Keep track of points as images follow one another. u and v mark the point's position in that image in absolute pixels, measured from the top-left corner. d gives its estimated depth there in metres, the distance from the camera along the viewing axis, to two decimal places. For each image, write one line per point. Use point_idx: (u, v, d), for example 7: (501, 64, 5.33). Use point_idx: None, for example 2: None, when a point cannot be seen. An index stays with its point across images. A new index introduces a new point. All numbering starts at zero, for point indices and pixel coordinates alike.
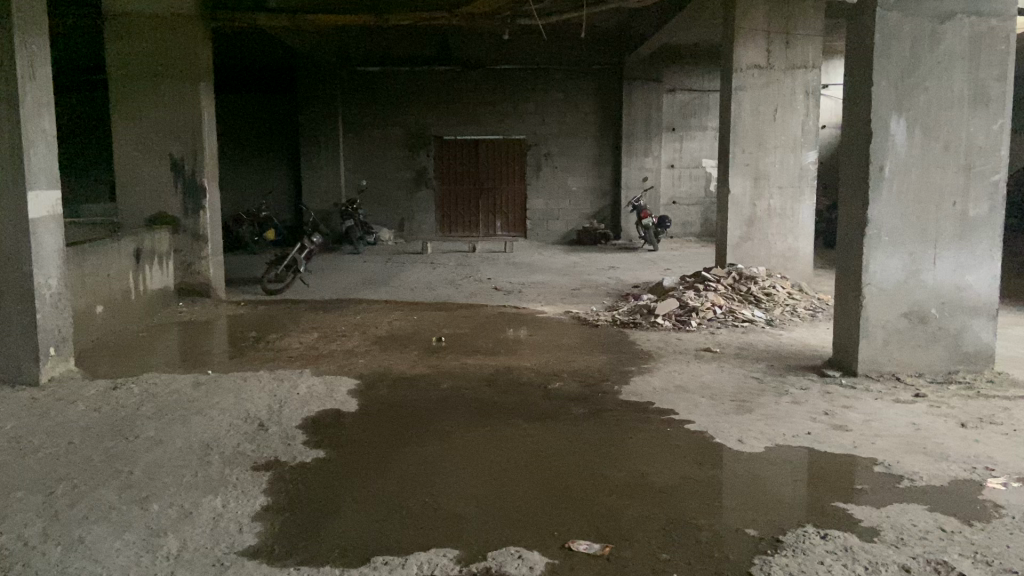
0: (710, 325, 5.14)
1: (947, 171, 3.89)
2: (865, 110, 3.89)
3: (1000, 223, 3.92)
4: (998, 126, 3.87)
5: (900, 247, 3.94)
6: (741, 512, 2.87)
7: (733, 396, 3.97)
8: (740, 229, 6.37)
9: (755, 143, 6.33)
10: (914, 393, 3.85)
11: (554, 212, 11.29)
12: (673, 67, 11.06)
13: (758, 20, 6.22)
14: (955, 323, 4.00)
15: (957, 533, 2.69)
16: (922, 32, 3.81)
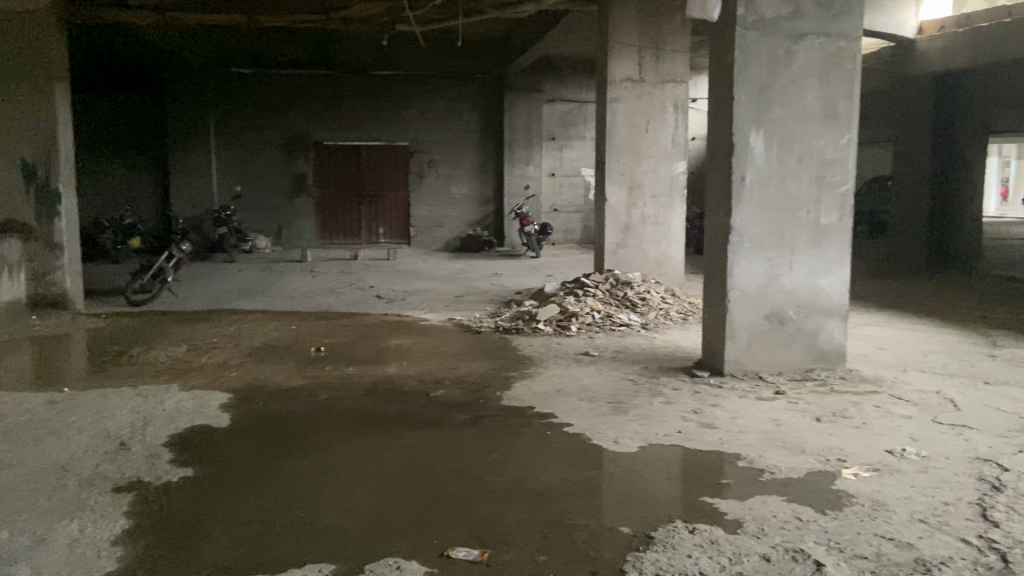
0: (589, 330, 5.28)
1: (802, 181, 4.15)
2: (727, 124, 4.11)
3: (849, 231, 4.22)
4: (847, 140, 4.16)
5: (761, 253, 4.18)
6: (616, 512, 2.96)
7: (610, 398, 4.09)
8: (617, 236, 6.59)
9: (630, 153, 6.56)
10: (774, 391, 4.09)
11: (438, 219, 11.29)
12: (554, 77, 11.30)
13: (630, 35, 6.46)
14: (810, 324, 4.27)
15: (812, 521, 2.87)
16: (778, 51, 4.06)
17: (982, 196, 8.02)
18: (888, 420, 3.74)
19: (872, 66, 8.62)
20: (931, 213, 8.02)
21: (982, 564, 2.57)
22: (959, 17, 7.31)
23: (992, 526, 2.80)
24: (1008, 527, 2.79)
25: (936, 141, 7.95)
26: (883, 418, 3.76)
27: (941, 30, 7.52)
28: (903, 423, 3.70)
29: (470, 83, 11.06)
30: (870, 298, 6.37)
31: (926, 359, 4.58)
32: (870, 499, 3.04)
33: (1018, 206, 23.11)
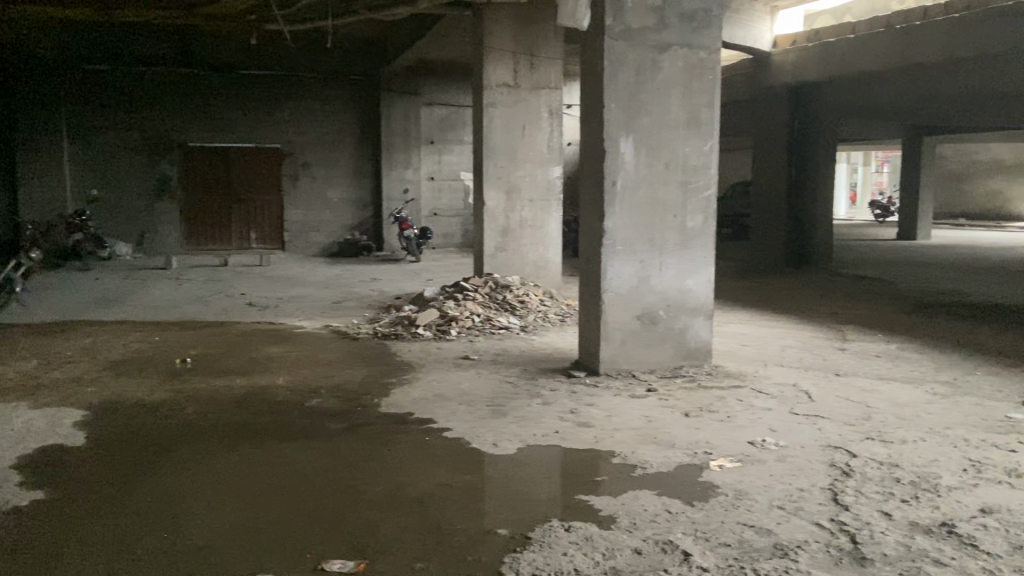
0: (469, 334, 5.29)
1: (669, 186, 4.32)
2: (599, 130, 4.23)
3: (713, 234, 4.43)
4: (709, 147, 4.36)
5: (633, 255, 4.32)
6: (493, 514, 2.97)
7: (488, 401, 4.12)
8: (496, 240, 6.65)
9: (507, 157, 6.63)
10: (646, 388, 4.24)
11: (314, 223, 11.05)
12: (434, 80, 11.29)
13: (504, 40, 6.55)
14: (679, 323, 4.45)
15: (681, 513, 2.99)
16: (645, 60, 4.21)
17: (832, 200, 8.61)
18: (750, 413, 3.94)
19: (732, 76, 9.08)
20: (787, 217, 8.55)
21: (834, 545, 2.75)
22: (809, 32, 7.81)
23: (842, 509, 3.01)
24: (856, 510, 3.00)
25: (791, 149, 8.46)
26: (746, 411, 3.96)
27: (794, 44, 8.01)
28: (764, 415, 3.91)
29: (346, 85, 10.97)
30: (733, 297, 6.71)
31: (783, 354, 4.86)
32: (734, 489, 3.20)
33: (865, 210, 25.00)
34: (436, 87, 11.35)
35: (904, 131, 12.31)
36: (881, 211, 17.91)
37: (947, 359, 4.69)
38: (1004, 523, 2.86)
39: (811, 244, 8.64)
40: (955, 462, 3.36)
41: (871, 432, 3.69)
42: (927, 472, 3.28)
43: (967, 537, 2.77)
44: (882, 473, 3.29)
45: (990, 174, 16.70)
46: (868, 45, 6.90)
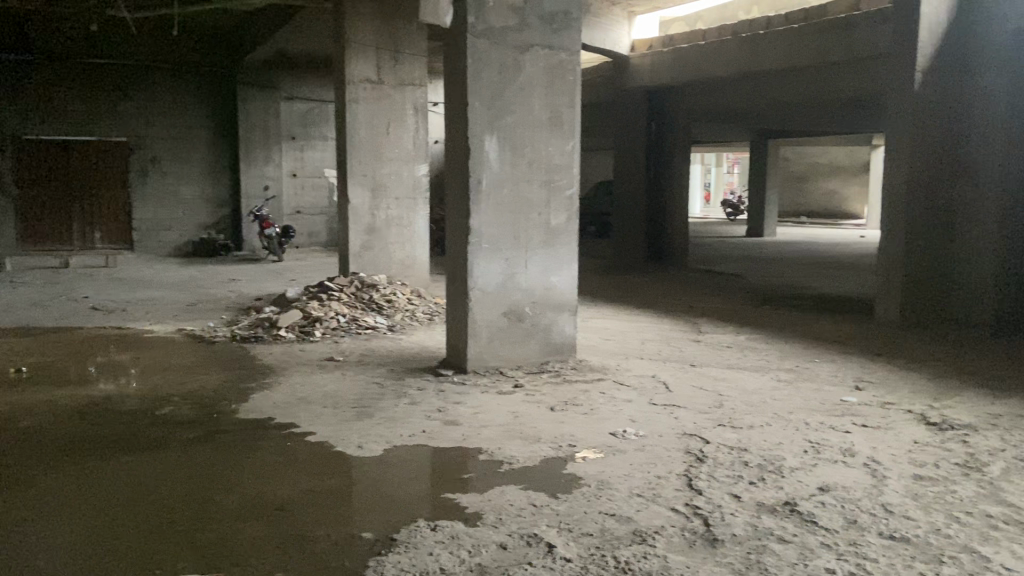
0: (333, 334, 5.18)
1: (533, 185, 4.39)
2: (463, 128, 4.24)
3: (575, 231, 4.53)
4: (571, 146, 4.46)
5: (499, 252, 4.35)
6: (359, 518, 2.92)
7: (354, 403, 4.04)
8: (361, 238, 6.53)
9: (372, 154, 6.53)
10: (514, 384, 4.29)
11: (166, 222, 10.49)
12: (294, 74, 10.94)
13: (366, 35, 6.46)
14: (545, 319, 4.53)
15: (545, 506, 3.04)
16: (507, 60, 4.25)
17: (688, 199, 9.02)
18: (611, 405, 4.07)
19: (594, 77, 9.35)
20: (645, 215, 8.90)
21: (689, 529, 2.87)
22: (665, 37, 8.13)
23: (696, 494, 3.15)
24: (709, 494, 3.15)
25: (649, 150, 8.81)
26: (608, 404, 4.08)
27: (651, 48, 8.28)
28: (625, 407, 4.05)
29: (195, 78, 10.49)
30: (596, 293, 6.90)
31: (643, 347, 5.05)
32: (596, 480, 3.29)
33: (717, 209, 26.50)
34: (296, 81, 11.01)
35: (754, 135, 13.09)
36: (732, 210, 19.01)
37: (789, 348, 5.02)
38: (839, 499, 3.09)
39: (669, 242, 9.03)
40: (797, 445, 3.59)
41: (723, 419, 3.89)
42: (773, 454, 3.50)
43: (807, 515, 2.97)
44: (733, 457, 3.48)
45: (827, 176, 18.08)
46: (719, 52, 7.27)
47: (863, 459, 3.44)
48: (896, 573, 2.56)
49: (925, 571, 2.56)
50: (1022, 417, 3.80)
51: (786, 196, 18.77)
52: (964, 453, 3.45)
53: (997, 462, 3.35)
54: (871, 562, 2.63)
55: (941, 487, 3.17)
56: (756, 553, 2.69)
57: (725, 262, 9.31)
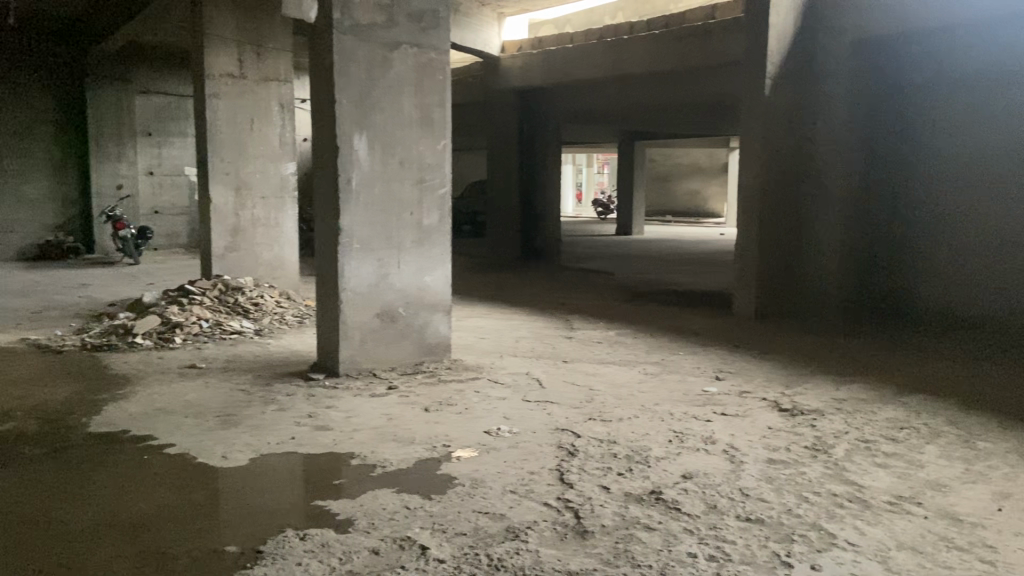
0: (196, 340, 4.94)
1: (404, 184, 4.35)
2: (330, 125, 4.14)
3: (448, 230, 4.53)
4: (442, 146, 4.45)
5: (370, 253, 4.28)
6: (224, 531, 2.79)
7: (218, 411, 3.87)
8: (225, 239, 6.28)
9: (235, 152, 6.29)
10: (387, 386, 4.23)
11: (7, 224, 9.69)
12: (148, 67, 10.40)
13: (226, 29, 6.22)
14: (418, 319, 4.50)
15: (418, 508, 3.02)
16: (375, 58, 4.19)
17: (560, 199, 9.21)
18: (485, 403, 4.09)
19: (466, 77, 9.38)
20: (518, 214, 9.02)
21: (560, 522, 2.93)
22: (534, 40, 8.26)
23: (568, 487, 3.21)
24: (580, 487, 3.22)
25: (522, 150, 8.92)
26: (482, 402, 4.10)
27: (521, 50, 8.39)
28: (498, 405, 4.08)
29: (37, 67, 9.71)
30: (469, 292, 6.92)
31: (517, 345, 5.10)
32: (469, 479, 3.29)
33: (588, 207, 27.46)
34: (151, 74, 10.45)
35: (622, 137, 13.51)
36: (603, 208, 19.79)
37: (655, 341, 5.21)
38: (701, 486, 3.24)
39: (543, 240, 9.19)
40: (663, 435, 3.74)
41: (593, 412, 3.99)
42: (640, 445, 3.62)
43: (672, 502, 3.09)
44: (602, 450, 3.57)
45: (689, 175, 18.94)
46: (585, 55, 7.47)
47: (722, 446, 3.61)
48: (751, 553, 2.71)
49: (777, 550, 2.72)
50: (861, 400, 4.11)
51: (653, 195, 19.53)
52: (812, 436, 3.69)
53: (841, 444, 3.60)
54: (729, 544, 2.76)
55: (793, 469, 3.37)
56: (623, 542, 2.78)
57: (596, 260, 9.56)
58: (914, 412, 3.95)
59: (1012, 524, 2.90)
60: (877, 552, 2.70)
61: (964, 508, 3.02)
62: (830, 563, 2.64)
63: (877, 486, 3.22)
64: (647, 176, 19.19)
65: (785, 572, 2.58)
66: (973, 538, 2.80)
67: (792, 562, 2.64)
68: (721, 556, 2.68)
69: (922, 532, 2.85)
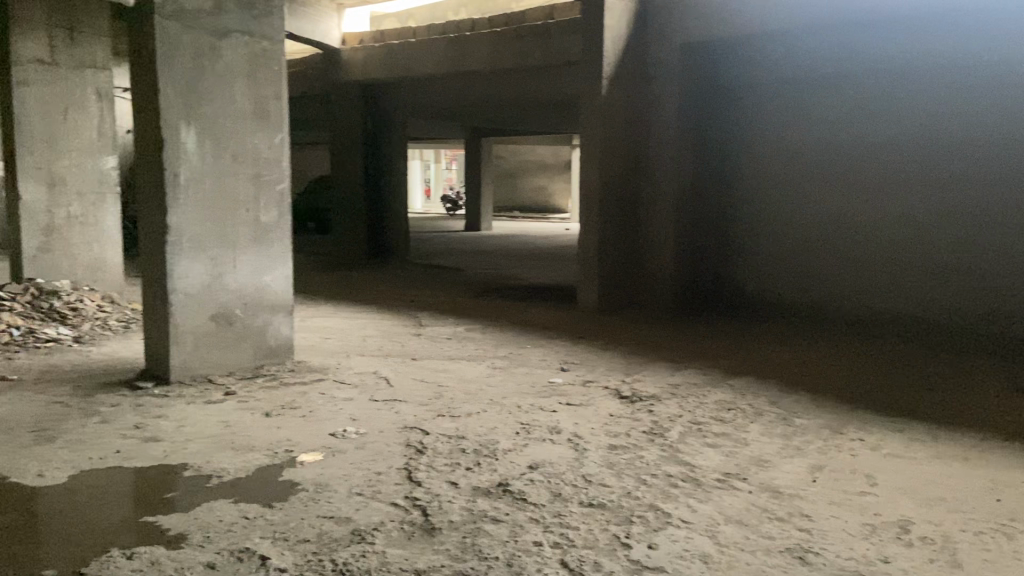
0: (4, 351, 4.50)
1: (238, 180, 4.15)
2: (154, 117, 3.88)
3: (288, 228, 4.38)
4: (279, 139, 4.30)
5: (202, 252, 4.06)
6: (38, 555, 2.55)
7: (31, 427, 3.53)
8: (37, 239, 5.77)
9: (46, 145, 5.79)
10: (224, 392, 4.03)
11: None
12: None
13: (33, 11, 5.72)
14: (257, 321, 4.33)
15: (258, 517, 2.89)
16: (203, 46, 3.97)
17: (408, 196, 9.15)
18: (330, 405, 3.98)
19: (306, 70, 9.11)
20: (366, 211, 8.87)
21: (407, 521, 2.89)
22: (375, 33, 8.16)
23: (415, 485, 3.19)
24: (428, 484, 3.20)
25: (366, 146, 8.78)
26: (327, 404, 3.99)
27: (362, 43, 8.25)
28: (344, 405, 3.98)
29: None
30: (314, 291, 6.72)
31: (363, 343, 5.01)
32: (313, 483, 3.19)
33: (438, 203, 27.51)
34: None
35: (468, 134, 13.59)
36: (451, 204, 19.93)
37: (502, 336, 5.28)
38: (546, 475, 3.30)
39: (392, 239, 9.12)
40: (510, 427, 3.78)
41: (441, 408, 3.98)
42: (487, 439, 3.64)
43: (518, 493, 3.14)
44: (450, 445, 3.57)
45: (535, 172, 19.36)
46: (427, 50, 7.44)
47: (567, 435, 3.71)
48: (593, 537, 2.79)
49: (617, 532, 2.82)
50: (694, 385, 4.35)
51: (501, 191, 19.80)
52: (649, 421, 3.86)
53: (676, 427, 3.80)
54: (572, 531, 2.83)
55: (632, 454, 3.51)
56: (470, 536, 2.78)
57: (446, 256, 9.57)
58: (740, 393, 4.22)
59: (824, 492, 3.16)
60: (708, 528, 2.86)
61: (784, 480, 3.26)
62: (665, 541, 2.76)
63: (708, 465, 3.41)
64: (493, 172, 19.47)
65: (624, 553, 2.68)
66: (791, 508, 3.03)
67: (631, 543, 2.74)
68: (564, 543, 2.74)
69: (748, 505, 3.05)
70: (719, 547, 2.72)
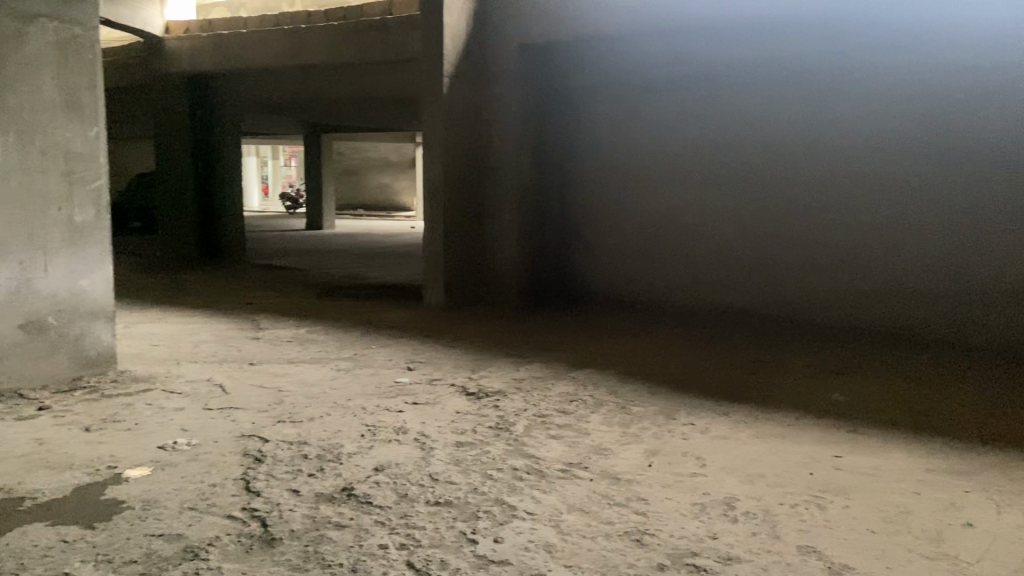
0: None
1: (49, 177, 3.81)
2: None
3: (107, 228, 4.06)
4: (94, 133, 3.98)
5: (7, 255, 3.69)
6: None
7: None
8: None
9: None
10: (37, 407, 3.68)
11: None
12: None
13: None
14: (74, 329, 3.99)
15: (79, 540, 2.66)
16: (4, 31, 3.63)
17: (241, 195, 8.81)
18: (159, 416, 3.74)
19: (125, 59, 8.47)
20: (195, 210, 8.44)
21: (245, 534, 2.76)
22: (203, 22, 7.66)
23: (255, 496, 3.05)
24: (268, 494, 3.07)
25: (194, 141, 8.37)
26: (156, 415, 3.74)
27: (188, 33, 7.76)
28: (175, 416, 3.75)
29: None
30: (141, 295, 6.29)
31: (196, 349, 4.75)
32: (141, 499, 2.98)
33: (278, 201, 26.54)
34: None
35: (308, 129, 13.19)
36: (291, 202, 19.31)
37: (346, 337, 5.16)
38: (393, 477, 3.26)
39: (225, 238, 8.80)
40: (354, 430, 3.71)
41: (282, 414, 3.84)
42: (331, 443, 3.55)
43: (363, 496, 3.08)
44: (292, 452, 3.45)
45: (378, 170, 19.10)
46: (261, 42, 7.14)
47: (413, 435, 3.68)
48: (440, 535, 2.79)
49: (464, 529, 2.84)
50: (538, 378, 4.45)
51: (342, 189, 19.41)
52: (495, 416, 3.91)
53: (521, 421, 3.86)
54: (418, 530, 2.82)
55: (477, 450, 3.54)
56: (313, 544, 2.70)
57: (287, 256, 9.28)
58: (581, 385, 4.36)
59: (658, 476, 3.33)
60: (551, 517, 2.93)
61: (622, 467, 3.40)
62: (510, 534, 2.80)
63: (551, 456, 3.50)
64: (334, 168, 19.08)
65: (471, 548, 2.70)
66: (630, 493, 3.16)
67: (477, 539, 2.77)
68: (411, 543, 2.72)
69: (589, 493, 3.16)
70: (562, 536, 2.80)
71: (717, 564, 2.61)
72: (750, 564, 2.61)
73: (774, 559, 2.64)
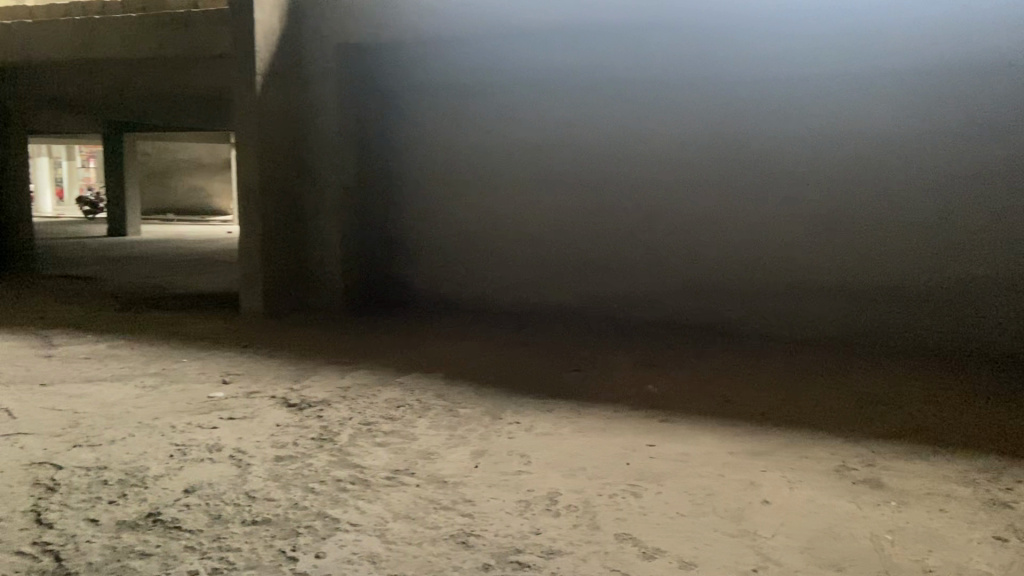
0: None
1: None
2: None
3: None
4: None
5: None
6: None
7: None
8: None
9: None
10: None
11: None
12: None
13: None
14: None
15: None
16: None
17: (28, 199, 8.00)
18: None
19: None
20: None
21: (33, 572, 2.50)
22: None
23: (45, 528, 2.77)
24: (62, 526, 2.80)
25: None
26: None
27: None
28: None
29: None
30: None
31: None
32: None
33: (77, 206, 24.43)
34: None
35: (106, 127, 12.27)
36: (91, 207, 17.81)
37: (155, 351, 4.81)
38: (205, 498, 3.07)
39: (7, 246, 7.96)
40: (163, 451, 3.46)
41: (79, 438, 3.51)
42: (136, 466, 3.29)
43: (172, 521, 2.88)
44: (90, 478, 3.16)
45: (190, 172, 18.05)
46: (50, 32, 6.52)
47: (228, 452, 3.49)
48: (256, 556, 2.65)
49: (282, 547, 2.72)
50: (363, 386, 4.36)
51: (151, 191, 18.19)
52: (318, 427, 3.78)
53: (345, 430, 3.77)
54: (233, 553, 2.66)
55: (298, 463, 3.41)
56: None
57: (84, 266, 8.54)
58: (408, 390, 4.32)
59: (483, 476, 3.35)
60: (376, 527, 2.87)
61: (448, 470, 3.40)
62: (333, 547, 2.72)
63: (376, 464, 3.44)
64: (141, 170, 17.84)
65: (291, 566, 2.59)
66: (455, 496, 3.16)
67: (297, 556, 2.66)
68: (225, 567, 2.57)
69: (415, 499, 3.12)
70: (387, 545, 2.75)
71: (540, 559, 2.66)
72: (571, 556, 2.68)
73: (593, 548, 2.73)
